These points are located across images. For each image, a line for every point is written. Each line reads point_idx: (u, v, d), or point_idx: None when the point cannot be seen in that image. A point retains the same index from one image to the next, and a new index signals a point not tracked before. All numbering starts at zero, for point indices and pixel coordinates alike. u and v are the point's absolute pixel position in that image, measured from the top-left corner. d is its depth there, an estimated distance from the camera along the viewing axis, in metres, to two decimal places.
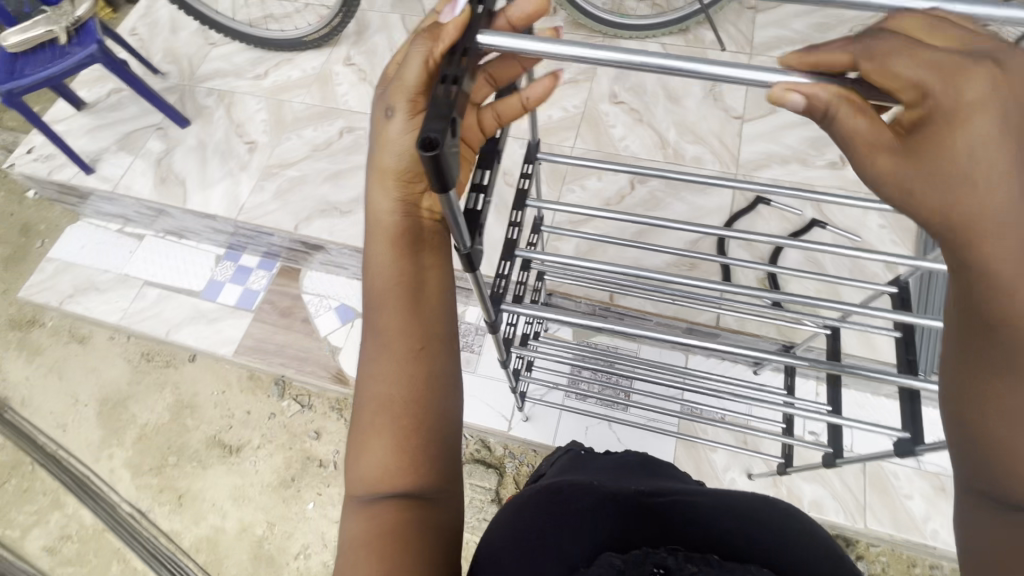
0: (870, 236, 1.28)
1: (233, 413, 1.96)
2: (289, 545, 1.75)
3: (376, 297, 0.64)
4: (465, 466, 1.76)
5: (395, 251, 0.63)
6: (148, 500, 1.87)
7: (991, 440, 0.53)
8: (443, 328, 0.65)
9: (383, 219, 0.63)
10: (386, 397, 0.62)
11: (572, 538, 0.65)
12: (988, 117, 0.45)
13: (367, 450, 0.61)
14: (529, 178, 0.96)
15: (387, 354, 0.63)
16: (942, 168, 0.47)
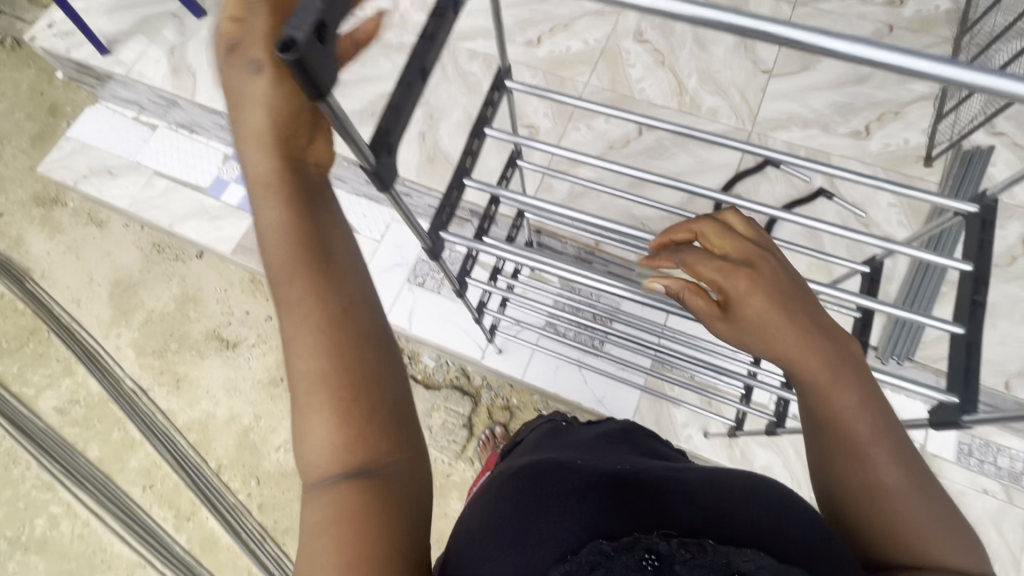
0: (878, 215, 1.23)
1: (233, 310, 2.06)
2: (271, 437, 1.88)
3: (280, 269, 0.59)
4: (443, 390, 1.85)
5: (287, 204, 0.59)
6: (150, 379, 2.01)
7: (877, 512, 0.64)
8: (353, 278, 0.61)
9: (269, 180, 0.59)
10: (314, 370, 0.57)
11: (555, 515, 0.60)
12: (763, 299, 0.70)
13: (309, 433, 0.57)
14: (492, 105, 0.88)
15: (306, 324, 0.58)
16: (748, 327, 0.71)
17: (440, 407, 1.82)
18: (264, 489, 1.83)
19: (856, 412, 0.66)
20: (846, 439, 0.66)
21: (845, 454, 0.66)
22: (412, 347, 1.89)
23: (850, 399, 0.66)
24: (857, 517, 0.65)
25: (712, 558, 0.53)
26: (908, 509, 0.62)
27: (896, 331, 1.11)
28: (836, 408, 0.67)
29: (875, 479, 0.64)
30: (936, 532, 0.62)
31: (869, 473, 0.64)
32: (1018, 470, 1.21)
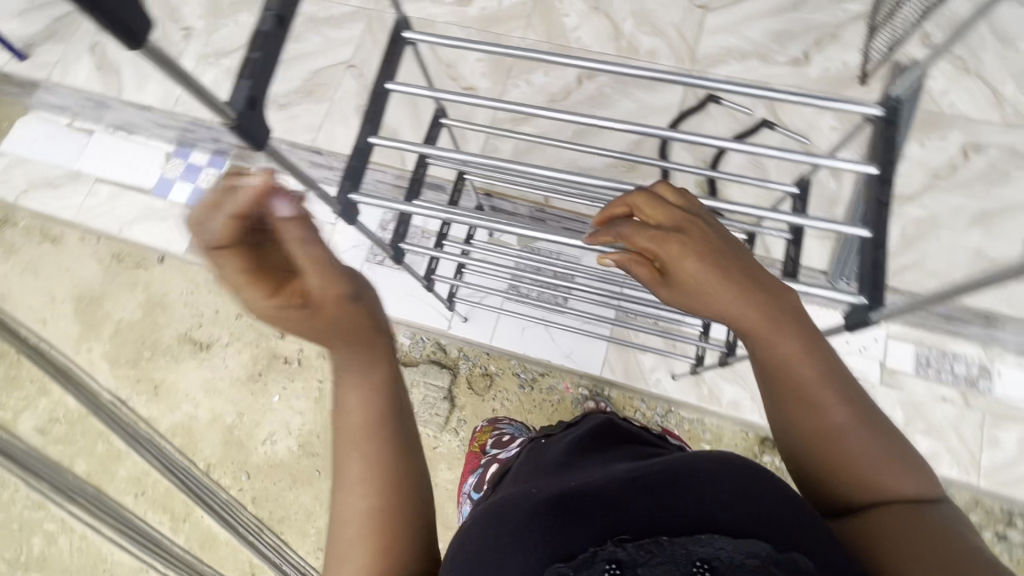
0: (819, 140, 1.24)
1: (203, 312, 2.03)
2: (257, 431, 1.89)
3: (353, 440, 0.80)
4: (421, 365, 1.84)
5: (368, 394, 0.81)
6: (128, 389, 2.00)
7: (827, 450, 0.72)
8: (401, 445, 0.82)
9: (357, 355, 0.79)
10: (360, 511, 0.78)
11: (523, 549, 0.63)
12: (698, 261, 0.74)
13: (347, 556, 0.78)
14: (397, 57, 0.80)
15: (364, 478, 0.79)
16: (691, 288, 0.76)
17: (420, 382, 1.81)
18: (256, 482, 1.84)
19: (794, 358, 0.74)
20: (790, 381, 0.74)
21: (795, 400, 0.74)
22: None
23: (789, 347, 0.74)
24: (818, 462, 0.73)
25: (668, 550, 0.57)
26: (857, 449, 0.71)
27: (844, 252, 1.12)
28: (779, 358, 0.74)
29: (821, 419, 0.73)
30: (886, 467, 0.70)
31: (814, 413, 0.73)
32: (973, 374, 1.25)
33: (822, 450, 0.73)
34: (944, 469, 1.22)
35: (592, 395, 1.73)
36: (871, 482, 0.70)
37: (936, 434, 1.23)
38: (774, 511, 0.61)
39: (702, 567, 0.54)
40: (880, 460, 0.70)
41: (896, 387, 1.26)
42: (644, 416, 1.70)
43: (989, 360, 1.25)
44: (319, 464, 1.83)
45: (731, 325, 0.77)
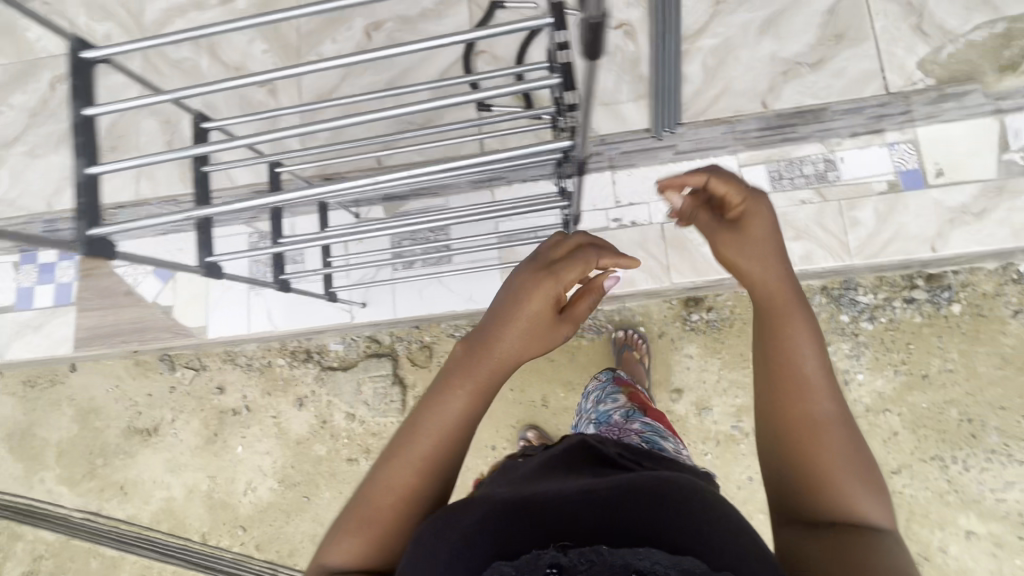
0: (608, 7, 1.21)
1: (137, 399, 1.99)
2: (234, 486, 1.90)
3: (434, 426, 0.82)
4: (362, 363, 1.88)
5: (470, 401, 0.83)
6: (95, 502, 1.97)
7: (806, 455, 0.72)
8: (460, 452, 0.83)
9: (496, 364, 0.84)
10: (398, 486, 0.80)
11: (468, 553, 0.62)
12: (764, 222, 0.80)
13: (362, 515, 0.80)
14: (83, 79, 0.76)
15: (412, 462, 0.81)
16: (753, 237, 0.80)
17: (365, 379, 1.86)
18: (252, 532, 1.86)
19: (809, 352, 0.76)
20: (794, 369, 0.76)
21: (789, 391, 0.75)
22: (315, 342, 1.91)
23: (807, 342, 0.77)
24: (795, 461, 0.73)
25: (601, 555, 0.58)
26: (838, 456, 0.72)
27: (658, 105, 1.15)
28: (794, 346, 0.76)
29: (809, 417, 0.74)
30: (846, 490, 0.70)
31: (804, 408, 0.74)
32: (821, 170, 1.33)
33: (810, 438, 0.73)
34: (823, 263, 1.30)
35: None
36: (833, 495, 0.70)
37: (806, 236, 1.31)
38: (708, 530, 0.63)
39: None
40: (852, 475, 0.71)
41: None
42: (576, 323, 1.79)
43: (830, 152, 1.33)
44: (304, 490, 1.85)
45: (762, 291, 0.80)
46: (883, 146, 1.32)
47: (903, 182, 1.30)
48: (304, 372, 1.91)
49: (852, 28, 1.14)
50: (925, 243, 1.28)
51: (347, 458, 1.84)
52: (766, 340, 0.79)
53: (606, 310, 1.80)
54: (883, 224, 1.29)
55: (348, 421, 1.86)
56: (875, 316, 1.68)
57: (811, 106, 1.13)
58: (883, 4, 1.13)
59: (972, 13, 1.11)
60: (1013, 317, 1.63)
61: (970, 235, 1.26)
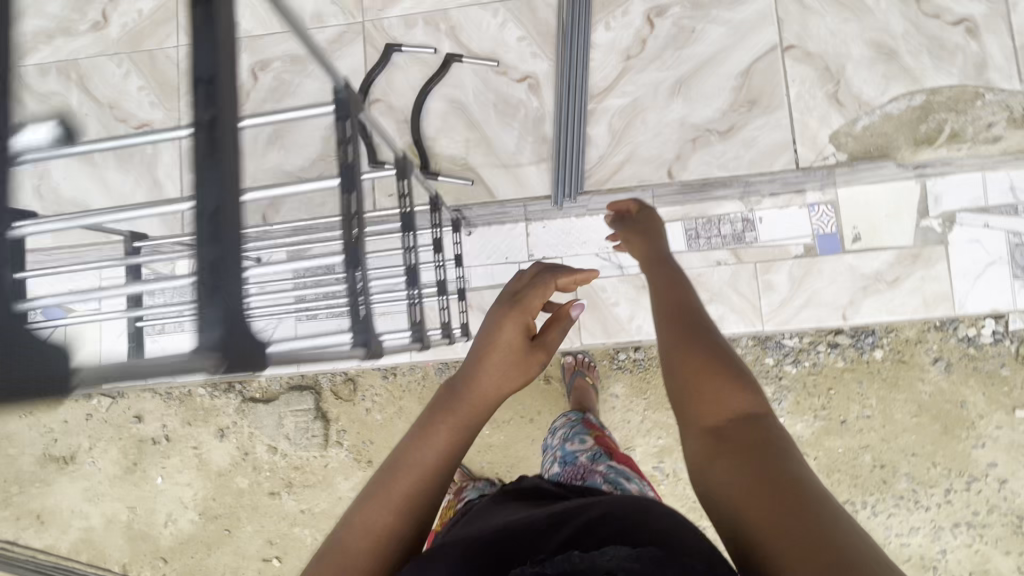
0: (511, 57, 1.11)
1: (51, 427, 1.91)
2: (155, 517, 1.86)
3: (416, 453, 0.77)
4: (284, 395, 1.83)
5: (456, 426, 0.80)
6: (12, 529, 1.92)
7: (706, 372, 0.63)
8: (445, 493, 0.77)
9: (482, 389, 0.84)
10: (376, 527, 0.71)
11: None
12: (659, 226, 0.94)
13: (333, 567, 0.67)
14: None
15: (391, 499, 0.73)
16: (654, 230, 0.92)
17: (287, 413, 1.81)
18: (174, 563, 1.84)
19: (692, 295, 0.75)
20: (688, 306, 0.73)
21: (683, 324, 0.70)
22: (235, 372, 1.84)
23: (689, 287, 0.77)
24: (695, 378, 0.63)
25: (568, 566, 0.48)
26: (738, 369, 0.64)
27: (560, 168, 1.08)
28: (682, 289, 0.76)
29: (707, 340, 0.67)
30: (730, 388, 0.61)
31: (698, 335, 0.68)
32: (739, 230, 1.28)
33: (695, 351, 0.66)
34: (734, 328, 1.27)
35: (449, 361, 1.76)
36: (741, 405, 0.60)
37: (719, 299, 1.28)
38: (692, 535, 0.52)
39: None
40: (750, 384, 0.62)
41: None
42: None
43: (750, 210, 1.28)
44: (225, 522, 1.83)
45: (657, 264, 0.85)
46: (803, 206, 1.26)
47: (819, 245, 1.26)
48: (224, 403, 1.85)
49: (766, 94, 1.06)
50: (836, 310, 1.25)
51: (269, 492, 1.81)
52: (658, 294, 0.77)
53: None
54: (797, 289, 1.26)
55: (270, 454, 1.82)
56: (799, 360, 1.68)
57: (717, 178, 1.06)
58: (800, 68, 1.06)
59: (890, 83, 1.05)
60: (932, 364, 1.63)
61: (881, 304, 1.24)
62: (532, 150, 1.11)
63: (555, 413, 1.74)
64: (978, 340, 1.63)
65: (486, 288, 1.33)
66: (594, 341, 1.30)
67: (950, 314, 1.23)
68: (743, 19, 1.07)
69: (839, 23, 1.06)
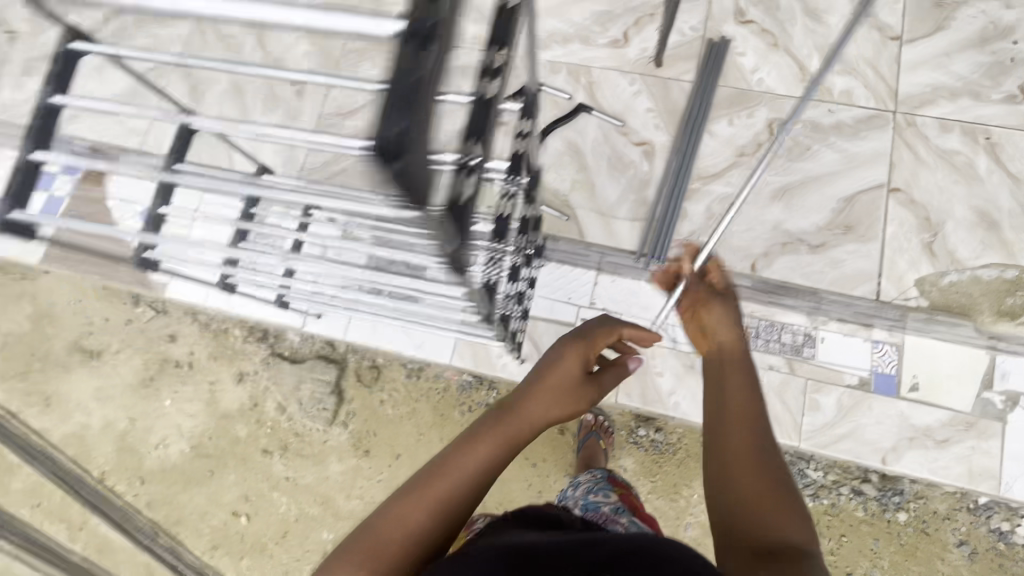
0: (635, 122, 1.22)
1: (92, 319, 2.02)
2: (148, 436, 1.89)
3: (451, 463, 0.81)
4: (309, 361, 1.88)
5: (498, 445, 0.83)
6: (17, 402, 1.97)
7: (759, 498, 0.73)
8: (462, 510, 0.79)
9: (528, 414, 0.88)
10: (402, 523, 0.76)
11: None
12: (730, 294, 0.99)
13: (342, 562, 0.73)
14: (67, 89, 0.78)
15: (417, 498, 0.78)
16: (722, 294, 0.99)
17: (308, 377, 1.85)
18: (150, 486, 1.84)
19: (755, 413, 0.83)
20: (751, 424, 0.81)
21: (747, 440, 0.79)
22: (275, 325, 1.91)
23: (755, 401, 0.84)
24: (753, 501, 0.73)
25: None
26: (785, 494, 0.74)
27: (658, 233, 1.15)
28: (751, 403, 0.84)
29: (759, 466, 0.77)
30: (781, 513, 0.72)
31: (754, 453, 0.78)
32: (798, 343, 1.28)
33: (753, 481, 0.75)
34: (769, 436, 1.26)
35: (474, 380, 1.79)
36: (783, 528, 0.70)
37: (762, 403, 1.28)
38: None
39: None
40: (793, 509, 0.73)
41: None
42: None
43: (813, 327, 1.27)
44: (212, 464, 1.84)
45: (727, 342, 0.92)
46: (867, 340, 1.25)
47: (876, 384, 1.26)
48: (252, 352, 1.91)
49: (863, 224, 1.21)
50: (876, 451, 1.23)
51: (263, 449, 1.82)
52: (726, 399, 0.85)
53: None
54: (842, 417, 1.25)
55: (277, 412, 1.85)
56: (818, 495, 1.63)
57: None
58: (898, 210, 1.20)
59: (986, 249, 1.19)
60: (956, 544, 1.56)
61: (924, 460, 1.22)
62: (630, 207, 1.19)
63: (557, 466, 1.72)
64: (1009, 536, 1.55)
65: (540, 318, 1.37)
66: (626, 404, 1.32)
67: (993, 494, 1.20)
68: (856, 153, 1.20)
69: (946, 181, 1.19)
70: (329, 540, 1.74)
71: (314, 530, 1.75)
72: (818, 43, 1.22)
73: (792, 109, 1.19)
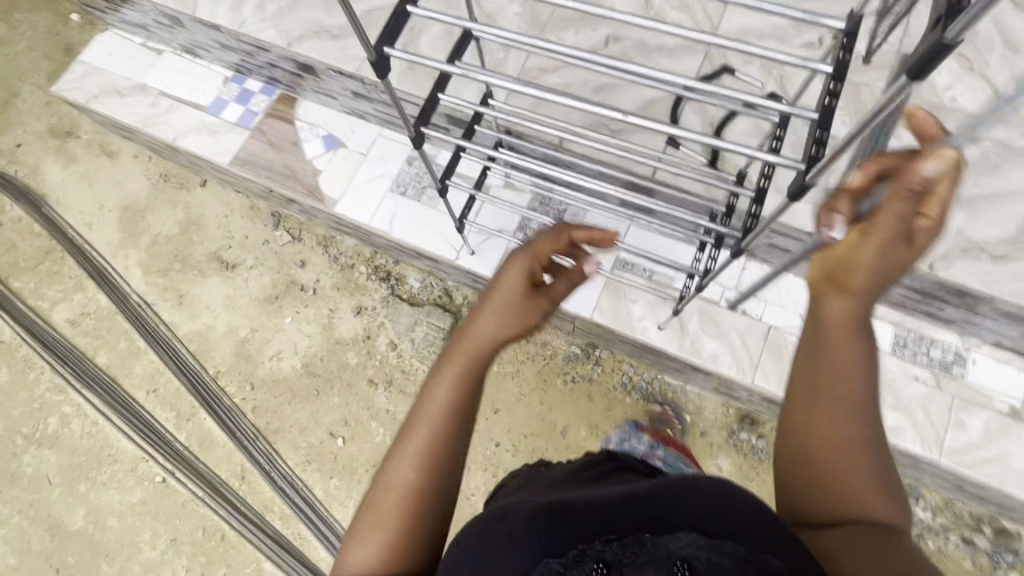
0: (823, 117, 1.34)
1: (233, 235, 2.15)
2: (266, 347, 2.00)
3: (433, 413, 0.84)
4: (426, 307, 1.97)
5: (459, 374, 0.86)
6: (154, 294, 2.12)
7: (826, 460, 0.72)
8: (452, 443, 0.83)
9: (481, 336, 0.89)
10: (403, 481, 0.81)
11: (513, 550, 0.68)
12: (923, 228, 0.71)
13: (365, 534, 0.79)
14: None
15: (408, 461, 0.82)
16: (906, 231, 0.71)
17: (423, 322, 1.94)
18: (258, 394, 1.95)
19: (839, 376, 0.73)
20: (831, 384, 0.73)
21: (823, 400, 0.73)
22: (400, 268, 2.02)
23: (843, 360, 0.73)
24: (824, 468, 0.72)
25: (651, 552, 0.62)
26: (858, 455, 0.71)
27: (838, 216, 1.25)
28: (837, 361, 0.73)
29: (835, 428, 0.72)
30: (857, 474, 0.71)
31: (827, 419, 0.73)
32: (947, 360, 1.29)
33: (821, 447, 0.72)
34: (908, 443, 1.26)
35: (581, 354, 1.83)
36: (850, 491, 0.70)
37: (903, 411, 1.27)
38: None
39: (683, 567, 0.59)
40: (866, 470, 0.71)
41: None
42: (629, 379, 1.80)
43: (965, 347, 1.30)
44: (318, 385, 1.93)
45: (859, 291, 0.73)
46: (1021, 370, 1.26)
47: None
48: (374, 288, 2.01)
49: None
50: (1022, 481, 1.21)
51: (369, 380, 1.91)
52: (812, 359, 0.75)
53: (664, 381, 1.79)
54: (989, 440, 1.24)
55: (389, 348, 1.93)
56: (923, 537, 1.57)
57: (973, 289, 1.19)
58: None
59: None
60: None
61: None
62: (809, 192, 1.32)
63: None
64: None
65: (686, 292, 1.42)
66: (752, 394, 1.42)
67: None
68: None
69: None
70: None
71: None
72: (1014, 73, 1.28)
73: (982, 128, 1.25)
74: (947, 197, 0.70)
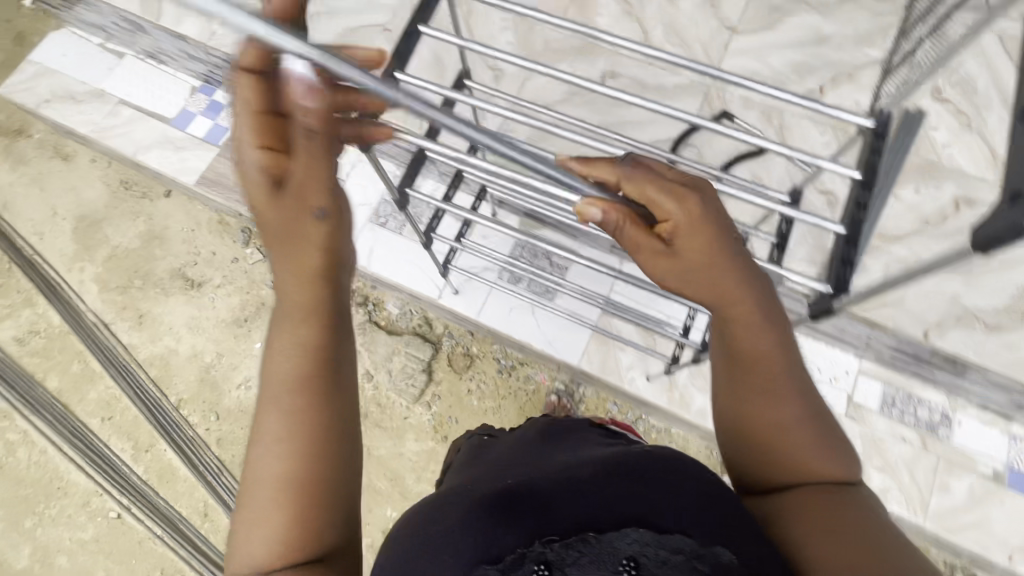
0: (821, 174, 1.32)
1: (199, 251, 2.02)
2: (232, 375, 1.89)
3: (278, 387, 0.68)
4: (406, 336, 1.86)
5: (304, 326, 0.70)
6: (111, 313, 1.98)
7: (770, 439, 0.69)
8: (311, 402, 0.68)
9: (296, 283, 0.71)
10: (274, 473, 0.65)
11: (448, 550, 0.58)
12: (689, 205, 0.73)
13: (251, 543, 0.64)
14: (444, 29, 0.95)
15: (272, 450, 0.66)
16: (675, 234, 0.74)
17: (401, 351, 1.83)
18: (223, 424, 1.84)
19: (760, 349, 0.72)
20: (750, 365, 0.72)
21: (748, 379, 0.72)
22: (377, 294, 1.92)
23: (759, 337, 0.72)
24: (767, 449, 0.70)
25: (596, 547, 0.56)
26: (797, 422, 0.69)
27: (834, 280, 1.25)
28: (744, 344, 0.73)
29: (769, 404, 0.70)
30: (803, 445, 0.68)
31: (763, 393, 0.70)
32: (934, 420, 1.28)
33: (758, 428, 0.70)
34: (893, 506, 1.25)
35: (565, 391, 1.77)
36: (795, 468, 0.68)
37: (889, 471, 1.26)
38: None
39: (629, 567, 0.54)
40: (807, 435, 0.69)
41: (860, 421, 1.29)
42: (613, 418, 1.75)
43: (951, 409, 1.28)
44: None
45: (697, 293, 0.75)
46: (1006, 434, 1.26)
47: (1010, 478, 1.24)
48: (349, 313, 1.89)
49: None
50: (1003, 547, 1.21)
51: None
52: (729, 349, 0.74)
53: (649, 422, 1.74)
54: (973, 505, 1.23)
55: (363, 380, 1.84)
56: None
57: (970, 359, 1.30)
58: None
59: None
60: None
61: None
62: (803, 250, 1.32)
63: None
64: None
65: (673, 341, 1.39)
66: None
67: None
68: None
69: None
70: (391, 517, 1.73)
71: (378, 503, 1.74)
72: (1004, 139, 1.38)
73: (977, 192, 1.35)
74: (658, 196, 0.73)
